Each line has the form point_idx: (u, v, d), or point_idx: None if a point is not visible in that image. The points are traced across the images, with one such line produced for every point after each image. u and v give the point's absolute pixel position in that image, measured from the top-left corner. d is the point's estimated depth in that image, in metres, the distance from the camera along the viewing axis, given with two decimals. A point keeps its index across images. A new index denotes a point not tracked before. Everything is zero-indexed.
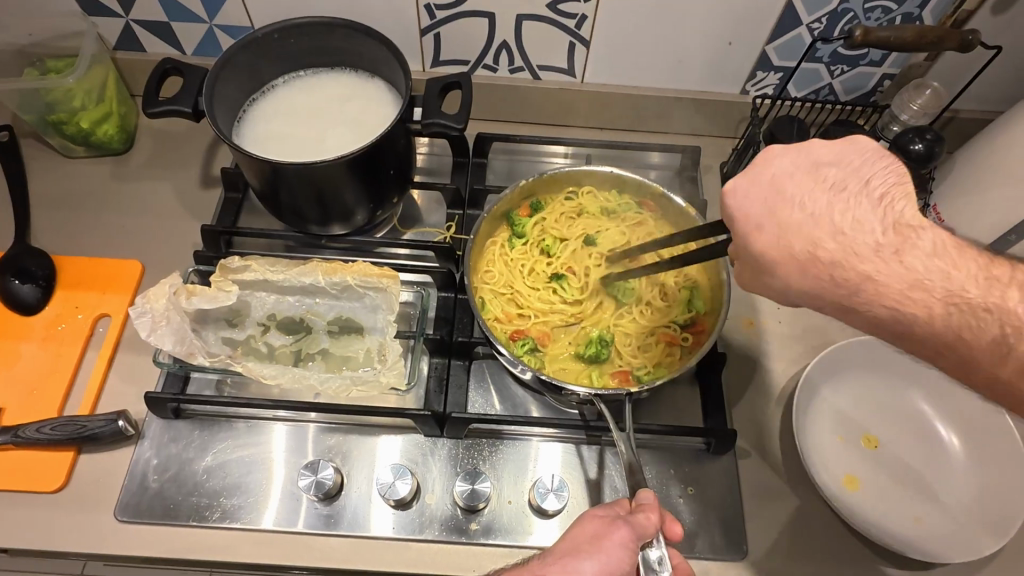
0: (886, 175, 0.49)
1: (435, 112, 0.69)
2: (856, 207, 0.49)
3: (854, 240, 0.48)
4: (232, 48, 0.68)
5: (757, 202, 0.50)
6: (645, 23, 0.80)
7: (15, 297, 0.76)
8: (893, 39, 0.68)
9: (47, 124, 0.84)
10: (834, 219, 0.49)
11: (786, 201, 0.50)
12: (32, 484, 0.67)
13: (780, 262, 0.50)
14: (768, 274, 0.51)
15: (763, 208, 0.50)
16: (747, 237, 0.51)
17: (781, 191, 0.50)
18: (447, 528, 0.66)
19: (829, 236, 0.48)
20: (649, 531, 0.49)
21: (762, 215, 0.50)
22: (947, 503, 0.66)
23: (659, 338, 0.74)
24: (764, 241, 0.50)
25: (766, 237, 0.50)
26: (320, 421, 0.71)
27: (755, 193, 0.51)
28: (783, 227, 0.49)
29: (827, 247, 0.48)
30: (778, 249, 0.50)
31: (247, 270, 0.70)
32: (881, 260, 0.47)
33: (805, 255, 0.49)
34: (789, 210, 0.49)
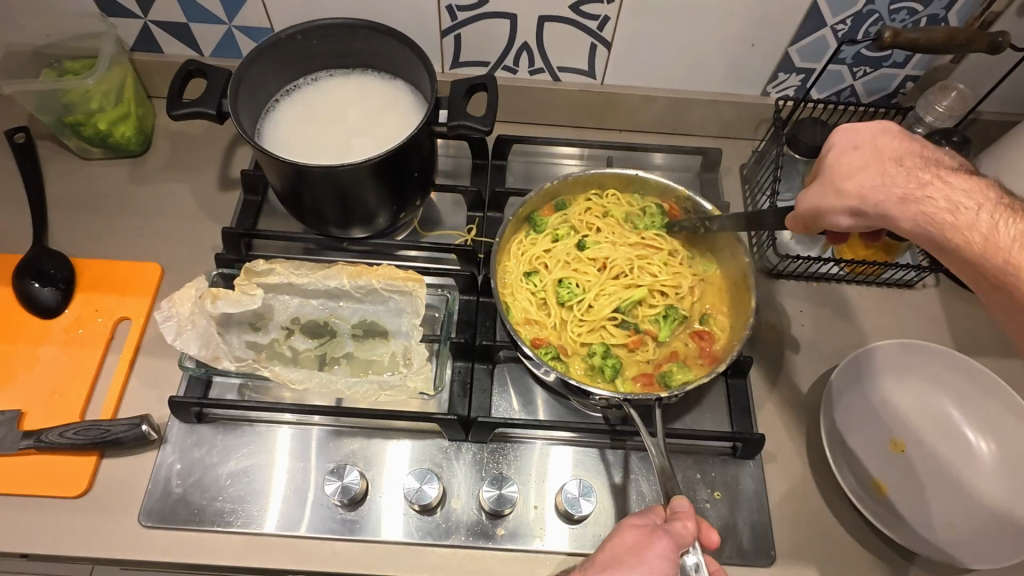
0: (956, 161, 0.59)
1: (460, 113, 0.69)
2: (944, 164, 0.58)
3: (950, 176, 0.57)
4: (256, 50, 0.67)
5: (862, 135, 0.60)
6: (669, 24, 0.79)
7: (35, 300, 0.75)
8: (923, 41, 0.67)
9: (64, 125, 0.83)
10: (935, 159, 0.58)
11: (891, 137, 0.59)
12: (54, 489, 0.67)
13: (855, 176, 0.58)
14: (846, 185, 0.58)
15: (867, 138, 0.59)
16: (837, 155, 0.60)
17: (888, 135, 0.59)
18: (473, 533, 0.66)
19: (928, 167, 0.58)
20: (687, 539, 0.49)
21: (866, 143, 0.59)
22: (978, 509, 0.65)
23: (676, 347, 0.73)
24: (857, 160, 0.58)
25: (853, 159, 0.59)
26: (328, 425, 0.71)
27: (864, 132, 0.60)
28: (878, 155, 0.58)
29: (924, 172, 0.57)
30: (868, 169, 0.58)
31: (271, 273, 0.69)
32: (978, 195, 0.55)
33: (896, 176, 0.57)
34: (891, 145, 0.59)
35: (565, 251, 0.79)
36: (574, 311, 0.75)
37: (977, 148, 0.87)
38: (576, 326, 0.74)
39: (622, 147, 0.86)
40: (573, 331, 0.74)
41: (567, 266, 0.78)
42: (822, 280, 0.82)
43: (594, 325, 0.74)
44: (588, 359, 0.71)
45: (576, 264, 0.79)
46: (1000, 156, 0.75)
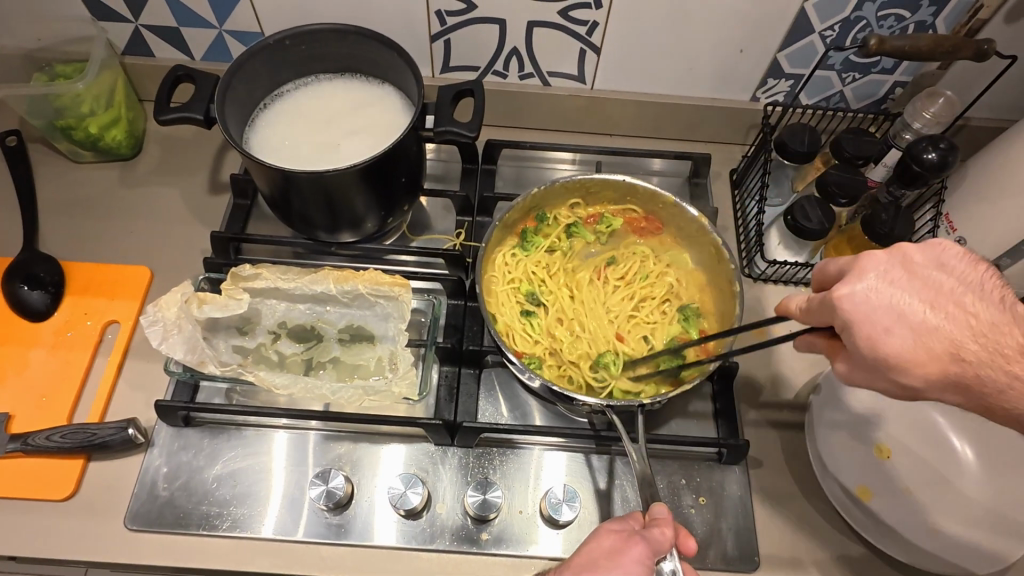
0: (984, 274, 0.48)
1: (447, 119, 0.69)
2: (979, 306, 0.46)
3: (994, 338, 0.46)
4: (244, 55, 0.68)
5: (882, 309, 0.45)
6: (657, 30, 0.79)
7: (24, 304, 0.76)
8: (908, 48, 0.68)
9: (55, 129, 0.84)
10: (966, 320, 0.46)
11: (916, 305, 0.45)
12: (41, 492, 0.67)
13: (917, 361, 0.46)
14: (898, 373, 0.46)
15: (890, 312, 0.45)
16: (872, 342, 0.45)
17: (909, 298, 0.45)
18: (458, 537, 0.66)
19: (971, 337, 0.45)
20: (665, 546, 0.49)
21: (892, 319, 0.45)
22: (961, 514, 0.65)
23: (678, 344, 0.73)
24: (899, 348, 0.45)
25: (896, 342, 0.45)
26: (322, 429, 0.71)
27: (876, 297, 0.45)
28: (918, 335, 0.45)
29: (970, 349, 0.45)
30: (914, 352, 0.45)
31: (258, 278, 0.69)
32: (1019, 363, 0.46)
33: (949, 357, 0.45)
34: (921, 314, 0.45)
35: (552, 266, 0.79)
36: (559, 323, 0.76)
37: (966, 154, 0.87)
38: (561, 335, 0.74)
39: (611, 152, 0.86)
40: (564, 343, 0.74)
41: (551, 274, 0.79)
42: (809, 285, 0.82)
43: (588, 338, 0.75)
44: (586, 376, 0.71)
45: (560, 275, 0.79)
46: (986, 163, 0.75)
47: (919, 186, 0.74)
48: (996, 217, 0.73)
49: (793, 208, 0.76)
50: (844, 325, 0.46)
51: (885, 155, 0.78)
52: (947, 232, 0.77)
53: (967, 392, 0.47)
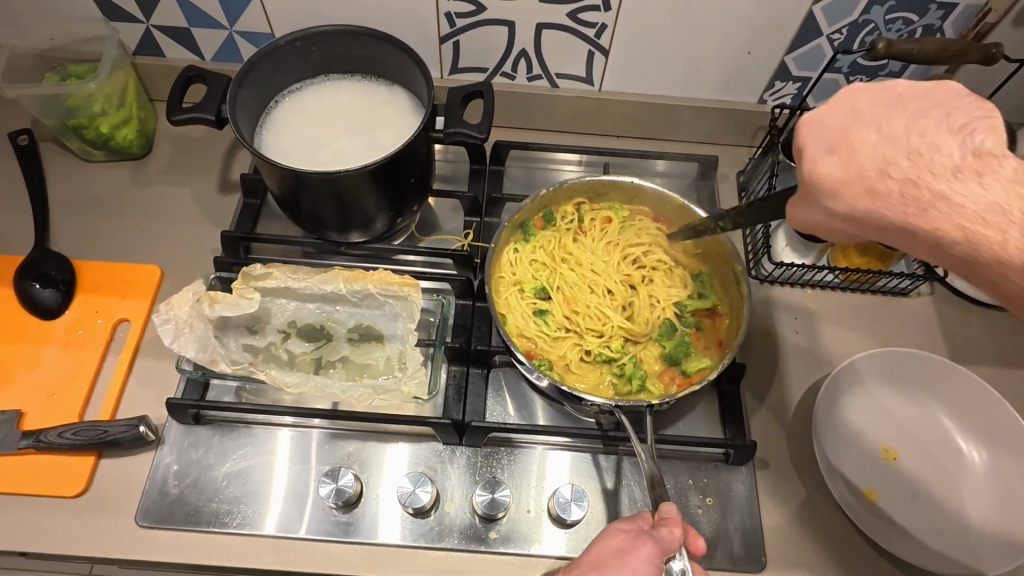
0: (968, 111, 0.45)
1: (457, 120, 0.69)
2: (932, 130, 0.45)
3: (932, 158, 0.44)
4: (256, 56, 0.68)
5: (833, 130, 0.47)
6: (665, 32, 0.80)
7: (36, 302, 0.76)
8: (916, 52, 0.68)
9: (67, 128, 0.84)
10: (910, 141, 0.45)
11: (862, 124, 0.46)
12: (52, 489, 0.68)
13: (846, 181, 0.45)
14: (829, 198, 0.46)
15: (838, 130, 0.47)
16: (809, 166, 0.47)
17: (859, 118, 0.47)
18: (466, 536, 0.66)
19: (905, 155, 0.44)
20: (673, 545, 0.49)
21: (835, 137, 0.47)
22: (968, 517, 0.66)
23: (696, 328, 0.75)
24: (829, 168, 0.46)
25: (826, 166, 0.46)
26: (326, 428, 0.71)
27: (832, 116, 0.47)
28: (851, 155, 0.46)
29: (900, 166, 0.44)
30: (843, 173, 0.46)
31: (268, 278, 0.70)
32: (956, 182, 0.43)
33: (873, 175, 0.45)
34: (864, 132, 0.46)
35: (563, 264, 0.79)
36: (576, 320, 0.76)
37: None
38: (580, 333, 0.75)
39: (619, 154, 0.87)
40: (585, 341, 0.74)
41: (557, 272, 0.79)
42: (816, 287, 0.82)
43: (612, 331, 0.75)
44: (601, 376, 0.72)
45: (569, 270, 0.79)
46: None
47: None
48: None
49: None
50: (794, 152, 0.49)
51: None
52: None
53: (886, 225, 0.45)
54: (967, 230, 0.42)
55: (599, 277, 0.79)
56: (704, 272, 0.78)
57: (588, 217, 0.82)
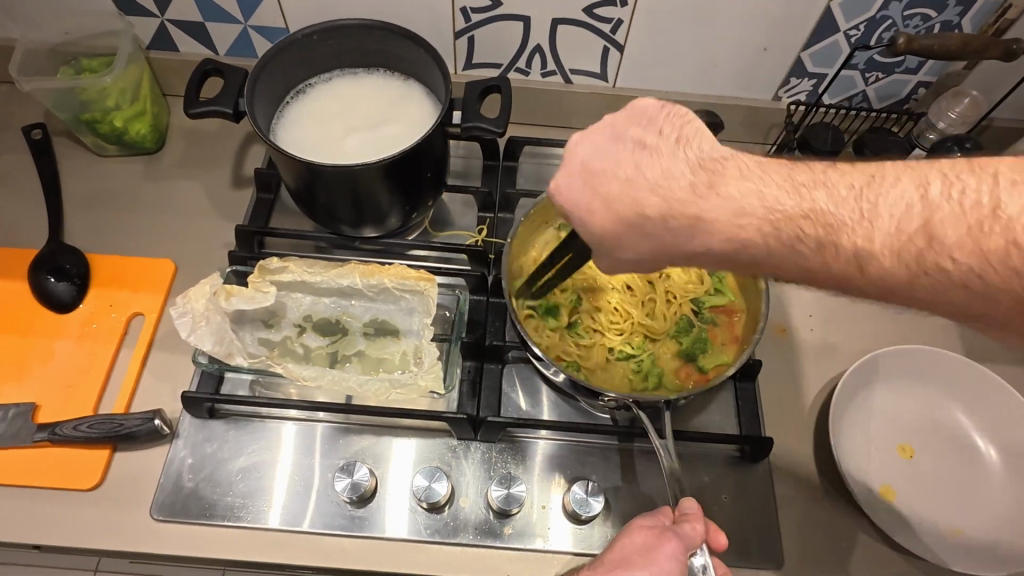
0: (673, 123, 0.51)
1: (474, 115, 0.69)
2: (664, 160, 0.49)
3: (673, 187, 0.48)
4: (274, 49, 0.68)
5: (581, 191, 0.51)
6: (681, 28, 0.79)
7: (50, 296, 0.76)
8: (936, 47, 0.67)
9: (80, 122, 0.84)
10: (648, 175, 0.49)
11: (601, 179, 0.50)
12: (67, 482, 0.68)
13: (622, 232, 0.50)
14: (618, 250, 0.51)
15: (589, 196, 0.51)
16: (584, 222, 0.51)
17: (598, 179, 0.50)
18: (480, 531, 0.66)
19: (652, 194, 0.48)
20: (696, 541, 0.49)
21: (589, 201, 0.51)
22: (985, 515, 0.65)
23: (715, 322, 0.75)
24: (602, 219, 0.50)
25: (598, 217, 0.50)
26: (330, 421, 0.72)
27: (577, 186, 0.51)
28: (608, 203, 0.50)
29: (651, 204, 0.48)
30: (609, 223, 0.50)
31: (285, 272, 0.70)
32: (702, 202, 0.47)
33: (636, 220, 0.49)
34: (608, 182, 0.50)
35: (581, 262, 0.79)
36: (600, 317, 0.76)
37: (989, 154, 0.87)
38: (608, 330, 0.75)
39: None
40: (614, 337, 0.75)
41: (575, 269, 0.79)
42: None
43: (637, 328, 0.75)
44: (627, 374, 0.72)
45: (588, 267, 0.79)
46: None
47: None
48: None
49: None
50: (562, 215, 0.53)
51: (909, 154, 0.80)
52: None
53: (672, 255, 0.49)
54: (772, 226, 0.45)
55: (617, 272, 0.79)
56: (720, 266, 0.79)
57: None
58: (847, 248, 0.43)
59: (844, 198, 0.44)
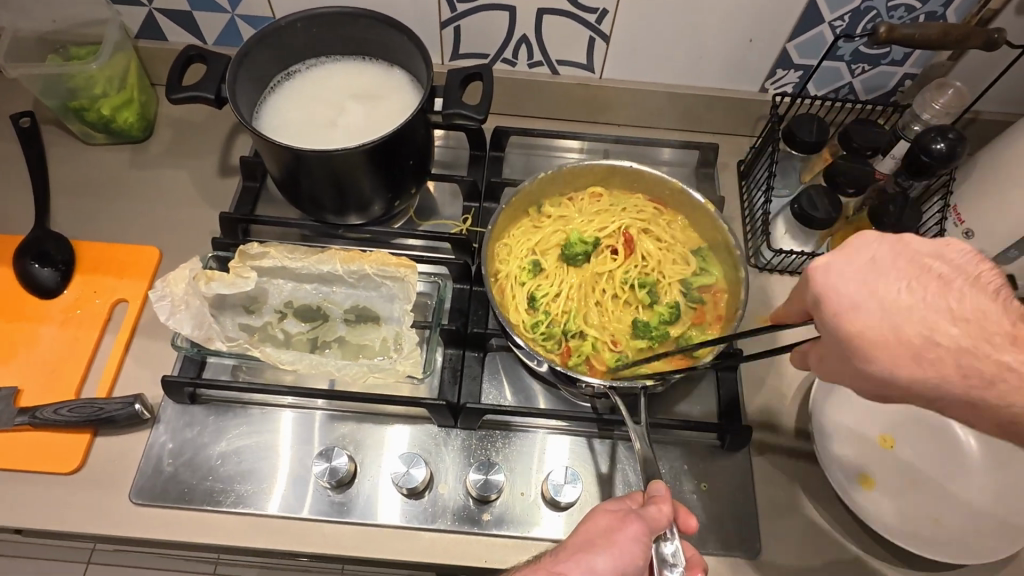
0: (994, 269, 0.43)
1: (455, 102, 0.69)
2: (971, 293, 0.41)
3: (983, 324, 0.41)
4: (256, 35, 0.68)
5: (855, 284, 0.42)
6: (666, 19, 0.79)
7: (35, 281, 0.76)
8: (917, 37, 0.68)
9: (68, 110, 0.84)
10: (952, 304, 0.41)
11: (888, 283, 0.42)
12: (46, 465, 0.68)
13: (886, 345, 0.41)
14: (867, 364, 0.42)
15: (860, 288, 0.42)
16: (838, 319, 0.42)
17: (882, 272, 0.42)
18: (459, 518, 0.66)
19: (951, 321, 0.41)
20: (661, 523, 0.50)
21: (864, 297, 0.42)
22: (964, 502, 0.65)
23: (700, 303, 0.74)
24: (867, 324, 0.41)
25: (865, 320, 0.41)
26: (326, 409, 0.72)
27: (851, 273, 0.42)
28: (888, 312, 0.41)
29: (947, 331, 0.41)
30: (877, 331, 0.41)
31: (266, 257, 0.70)
32: (1016, 354, 0.41)
33: (919, 342, 0.41)
34: (894, 288, 0.42)
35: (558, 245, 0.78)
36: (566, 296, 0.75)
37: (975, 148, 0.87)
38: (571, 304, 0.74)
39: (620, 140, 0.86)
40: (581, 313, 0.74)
41: (549, 248, 0.79)
42: None
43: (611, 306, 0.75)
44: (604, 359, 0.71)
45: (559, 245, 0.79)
46: (997, 154, 0.75)
47: (927, 177, 0.73)
48: (1005, 209, 0.73)
49: (800, 196, 0.76)
50: (813, 302, 0.43)
51: (894, 147, 0.78)
52: (955, 224, 0.77)
53: (934, 392, 0.43)
54: None
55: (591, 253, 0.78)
56: (702, 248, 0.78)
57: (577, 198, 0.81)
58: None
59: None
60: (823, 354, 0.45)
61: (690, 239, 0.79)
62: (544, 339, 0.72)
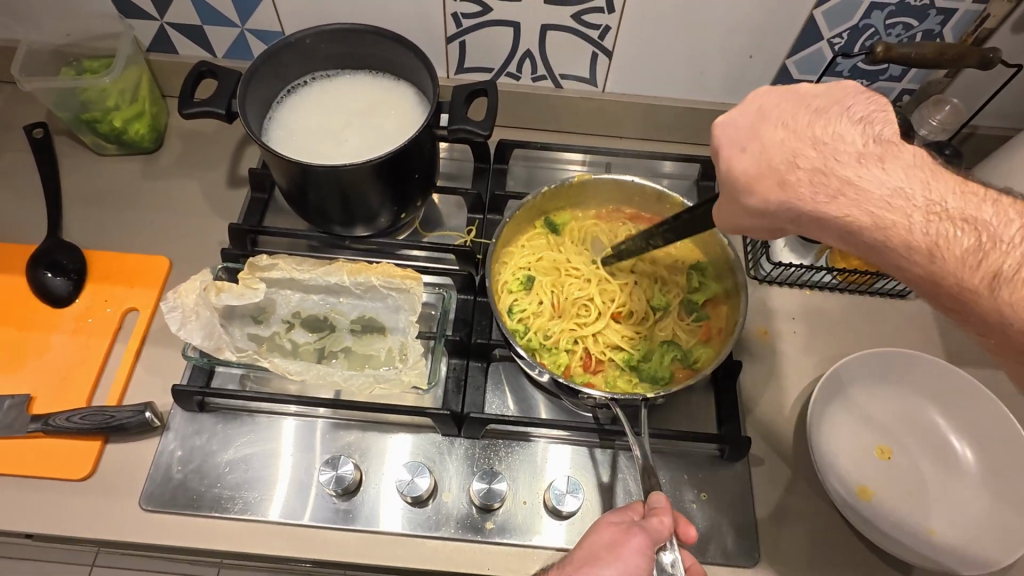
0: (867, 106, 0.52)
1: (461, 118, 0.71)
2: (836, 123, 0.51)
3: (838, 148, 0.50)
4: (265, 53, 0.70)
5: (742, 131, 0.53)
6: (668, 35, 0.81)
7: (48, 290, 0.78)
8: (914, 56, 0.69)
9: (81, 122, 0.86)
10: (814, 133, 0.51)
11: (769, 124, 0.52)
12: (59, 472, 0.69)
13: (760, 176, 0.51)
14: (746, 193, 0.52)
15: (748, 133, 0.53)
16: (729, 159, 0.53)
17: (766, 120, 0.52)
18: (462, 526, 0.67)
19: (811, 147, 0.50)
20: (663, 535, 0.51)
21: (746, 137, 0.53)
22: (960, 516, 0.66)
23: (705, 319, 0.75)
24: (743, 163, 0.52)
25: (746, 159, 0.52)
26: (330, 418, 0.73)
27: (744, 122, 0.53)
28: (764, 148, 0.52)
29: (808, 157, 0.50)
30: (753, 166, 0.52)
31: (274, 269, 0.72)
32: (862, 169, 0.49)
33: (783, 167, 0.51)
34: (772, 130, 0.52)
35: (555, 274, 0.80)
36: (564, 320, 0.76)
37: (972, 162, 0.88)
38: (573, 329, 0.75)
39: (620, 154, 0.87)
40: (566, 330, 0.75)
41: (548, 265, 0.80)
42: (814, 288, 0.83)
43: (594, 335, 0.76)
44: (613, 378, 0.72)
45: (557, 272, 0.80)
46: (991, 170, 0.76)
47: None
48: None
49: None
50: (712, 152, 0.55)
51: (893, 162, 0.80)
52: None
53: (799, 212, 0.50)
54: (925, 217, 0.47)
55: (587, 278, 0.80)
56: (701, 261, 0.79)
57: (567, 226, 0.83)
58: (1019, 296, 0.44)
59: (1008, 220, 0.46)
60: (722, 200, 0.55)
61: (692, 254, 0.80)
62: (549, 355, 0.73)
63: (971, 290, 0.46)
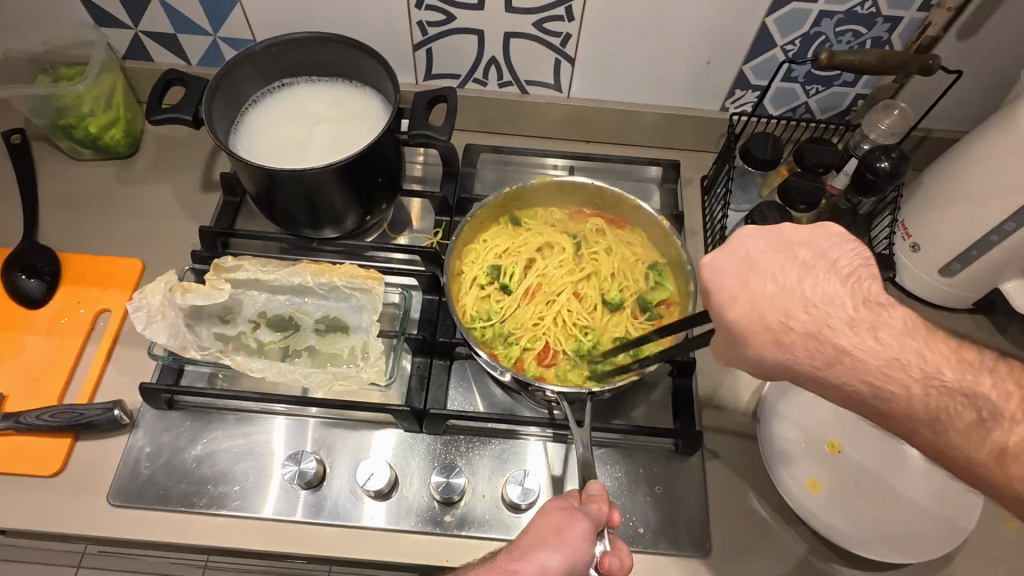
0: (852, 257, 0.51)
1: (421, 123, 0.73)
2: (823, 280, 0.49)
3: (830, 312, 0.48)
4: (231, 62, 0.72)
5: (731, 277, 0.50)
6: (627, 42, 0.83)
7: (22, 292, 0.80)
8: (858, 63, 0.71)
9: (56, 128, 0.88)
10: (803, 291, 0.49)
11: (759, 275, 0.50)
12: (29, 468, 0.71)
13: (752, 331, 0.49)
14: (743, 345, 0.50)
15: (738, 282, 0.50)
16: (720, 310, 0.50)
17: (754, 267, 0.50)
18: (423, 519, 0.69)
19: (803, 308, 0.49)
20: (602, 520, 0.54)
21: (737, 288, 0.50)
22: (905, 508, 0.68)
23: (658, 319, 0.78)
24: (737, 314, 0.49)
25: (737, 310, 0.49)
26: (320, 417, 0.75)
27: (730, 267, 0.50)
28: (755, 301, 0.49)
29: (799, 319, 0.48)
30: (747, 318, 0.49)
31: (239, 270, 0.74)
32: (855, 337, 0.48)
33: (778, 327, 0.49)
34: (761, 281, 0.49)
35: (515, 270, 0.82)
36: (521, 317, 0.78)
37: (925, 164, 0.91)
38: (529, 326, 0.78)
39: (583, 157, 0.90)
40: (523, 326, 0.78)
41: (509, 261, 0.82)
42: None
43: (563, 326, 0.78)
44: (563, 372, 0.74)
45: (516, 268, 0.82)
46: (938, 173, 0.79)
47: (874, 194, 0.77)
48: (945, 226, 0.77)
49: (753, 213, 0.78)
50: (704, 294, 0.52)
51: (845, 164, 0.82)
52: (903, 239, 0.82)
53: (795, 371, 0.49)
54: (923, 391, 0.47)
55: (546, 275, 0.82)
56: (658, 262, 0.81)
57: (530, 223, 0.85)
58: (999, 441, 0.45)
59: (1006, 394, 0.46)
60: (719, 343, 0.53)
61: (649, 255, 0.83)
62: (505, 350, 0.75)
63: (977, 462, 0.46)
